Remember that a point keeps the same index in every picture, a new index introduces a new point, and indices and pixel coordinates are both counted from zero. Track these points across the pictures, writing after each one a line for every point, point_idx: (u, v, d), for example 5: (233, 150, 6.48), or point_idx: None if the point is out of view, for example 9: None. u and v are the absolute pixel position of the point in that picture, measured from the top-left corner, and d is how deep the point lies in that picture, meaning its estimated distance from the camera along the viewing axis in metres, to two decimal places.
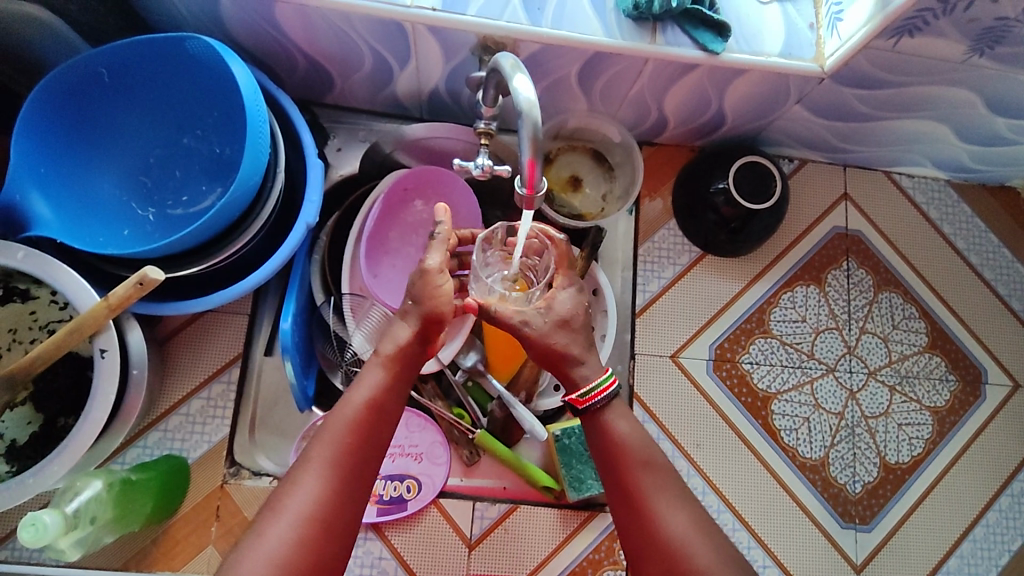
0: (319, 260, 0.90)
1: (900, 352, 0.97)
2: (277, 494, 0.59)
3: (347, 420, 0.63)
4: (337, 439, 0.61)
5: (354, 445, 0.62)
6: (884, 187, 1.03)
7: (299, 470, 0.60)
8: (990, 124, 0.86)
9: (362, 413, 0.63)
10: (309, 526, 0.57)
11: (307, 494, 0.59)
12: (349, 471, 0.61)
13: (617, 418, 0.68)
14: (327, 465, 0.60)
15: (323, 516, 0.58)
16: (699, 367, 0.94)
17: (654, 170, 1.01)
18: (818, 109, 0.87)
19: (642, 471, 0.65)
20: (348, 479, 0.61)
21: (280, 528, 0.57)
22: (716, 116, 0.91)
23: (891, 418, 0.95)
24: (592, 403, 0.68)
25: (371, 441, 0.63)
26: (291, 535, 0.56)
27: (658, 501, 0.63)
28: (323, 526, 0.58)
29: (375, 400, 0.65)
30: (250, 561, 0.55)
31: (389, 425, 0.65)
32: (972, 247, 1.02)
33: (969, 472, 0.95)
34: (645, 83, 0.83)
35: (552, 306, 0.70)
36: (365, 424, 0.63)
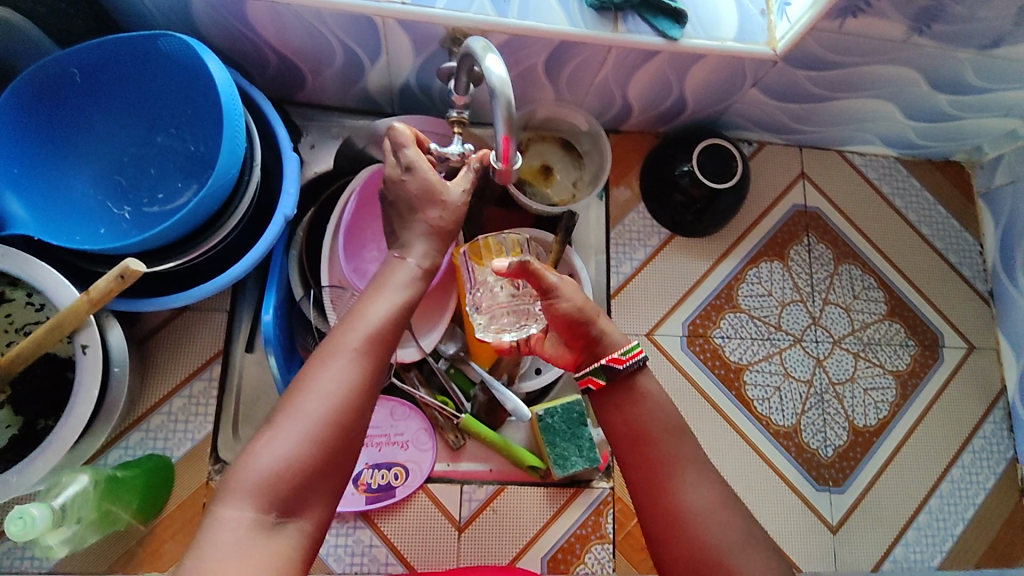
0: (296, 254, 0.90)
1: (863, 321, 1.02)
2: (303, 377, 0.56)
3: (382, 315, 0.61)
4: (375, 329, 0.60)
5: (386, 336, 0.60)
6: (838, 165, 1.08)
7: (327, 355, 0.58)
8: (933, 101, 0.92)
9: (398, 309, 0.62)
10: (344, 413, 0.55)
11: (341, 375, 0.56)
12: (377, 366, 0.59)
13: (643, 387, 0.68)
14: (361, 351, 0.58)
15: (356, 401, 0.56)
16: (673, 343, 0.97)
17: (622, 157, 1.05)
18: (774, 91, 0.91)
19: (665, 441, 0.64)
20: (379, 370, 0.59)
21: (312, 407, 0.54)
22: (678, 102, 0.96)
23: (857, 383, 0.99)
24: (632, 361, 0.67)
25: (399, 339, 0.62)
26: (322, 416, 0.54)
27: (681, 471, 0.63)
28: (354, 409, 0.56)
29: (407, 298, 0.63)
30: (284, 435, 0.53)
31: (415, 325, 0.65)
32: (923, 219, 1.08)
33: (932, 431, 0.99)
34: (610, 71, 0.87)
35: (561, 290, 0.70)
36: (399, 322, 0.62)
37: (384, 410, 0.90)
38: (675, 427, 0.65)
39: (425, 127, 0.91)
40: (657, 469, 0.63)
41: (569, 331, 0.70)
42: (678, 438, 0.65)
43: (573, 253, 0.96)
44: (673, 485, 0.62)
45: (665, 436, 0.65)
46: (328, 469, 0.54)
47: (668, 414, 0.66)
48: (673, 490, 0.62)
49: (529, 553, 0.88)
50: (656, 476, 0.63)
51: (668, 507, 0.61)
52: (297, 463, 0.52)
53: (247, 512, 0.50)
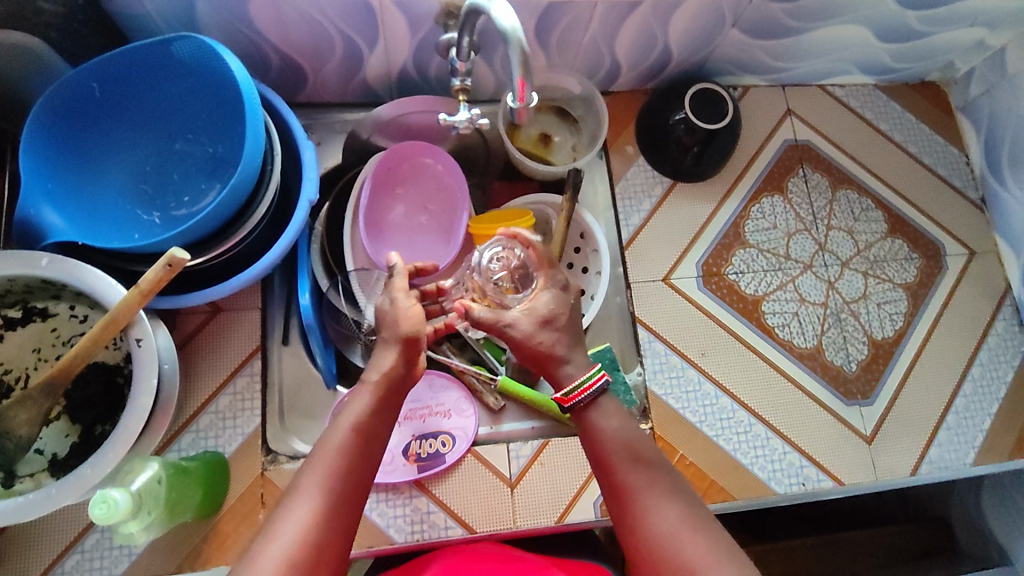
0: (318, 247, 0.93)
1: (866, 240, 1.06)
2: (267, 523, 0.56)
3: (338, 440, 0.62)
4: (332, 458, 0.60)
5: (349, 464, 0.60)
6: (822, 99, 1.13)
7: (289, 498, 0.58)
8: (902, 19, 0.97)
9: (352, 435, 0.62)
10: (305, 554, 0.54)
11: (300, 515, 0.56)
12: (343, 495, 0.58)
13: (601, 416, 0.69)
14: (320, 487, 0.58)
15: (318, 539, 0.55)
16: (690, 285, 1.01)
17: (615, 117, 1.09)
18: (752, 30, 0.96)
19: (629, 469, 0.64)
20: (344, 500, 0.58)
21: (273, 552, 0.54)
22: (663, 54, 1.00)
23: (870, 299, 1.04)
24: (578, 399, 0.70)
25: (364, 465, 0.61)
26: (285, 561, 0.53)
27: (647, 496, 0.62)
28: (318, 551, 0.55)
29: (366, 420, 0.64)
30: None
31: (380, 448, 0.64)
32: (909, 138, 1.13)
33: (949, 334, 1.03)
34: (596, 28, 0.92)
35: (535, 307, 0.75)
36: (355, 447, 0.62)
37: (424, 383, 0.92)
38: (635, 454, 0.65)
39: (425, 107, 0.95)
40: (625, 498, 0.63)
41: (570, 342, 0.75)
42: (639, 466, 0.65)
43: (583, 211, 1.00)
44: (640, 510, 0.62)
45: (628, 465, 0.65)
46: None
47: (628, 439, 0.67)
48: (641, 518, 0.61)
49: (583, 499, 0.88)
50: (622, 505, 0.63)
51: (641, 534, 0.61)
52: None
53: None
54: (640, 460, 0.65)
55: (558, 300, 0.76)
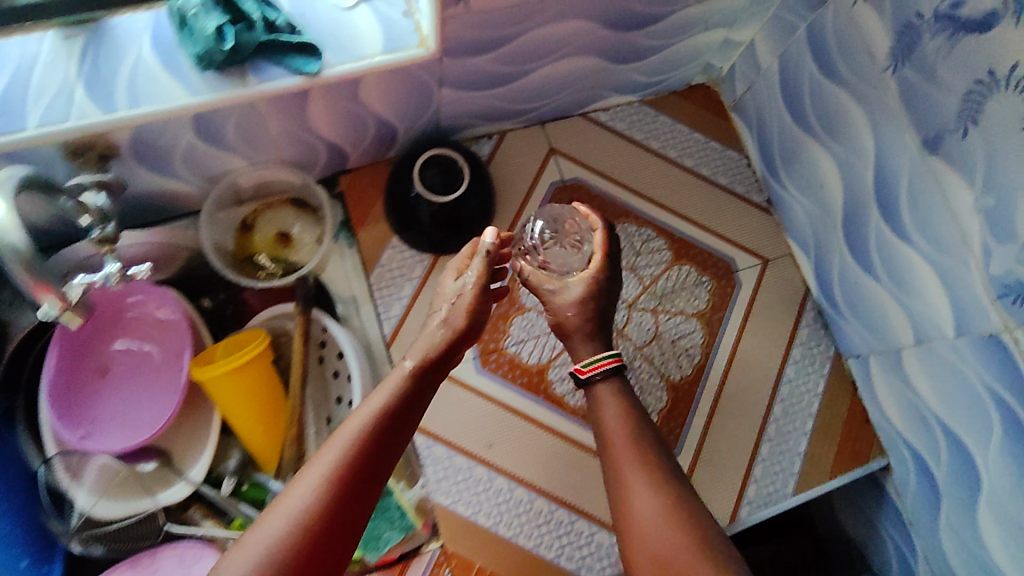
0: (26, 429, 0.82)
1: (651, 275, 0.99)
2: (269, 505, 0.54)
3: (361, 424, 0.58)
4: (347, 443, 0.56)
5: (365, 453, 0.56)
6: (585, 128, 1.04)
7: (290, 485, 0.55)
8: (627, 41, 0.88)
9: (374, 420, 0.58)
10: (295, 548, 0.51)
11: (296, 506, 0.53)
12: (360, 482, 0.55)
13: (604, 398, 0.71)
14: (330, 474, 0.54)
15: (311, 530, 0.52)
16: (466, 370, 0.92)
17: (357, 197, 0.97)
18: (465, 85, 0.86)
19: (630, 453, 0.66)
20: (353, 488, 0.55)
21: (257, 545, 0.51)
22: (381, 127, 0.89)
23: (663, 339, 0.97)
24: (594, 370, 0.71)
25: (384, 453, 0.57)
26: (267, 554, 0.51)
27: (637, 480, 0.64)
28: (301, 550, 0.51)
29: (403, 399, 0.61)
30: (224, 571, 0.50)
31: (403, 439, 0.59)
32: (684, 152, 1.06)
33: (751, 357, 0.99)
34: (276, 122, 0.79)
35: (568, 288, 0.75)
36: (384, 430, 0.58)
37: (171, 560, 0.80)
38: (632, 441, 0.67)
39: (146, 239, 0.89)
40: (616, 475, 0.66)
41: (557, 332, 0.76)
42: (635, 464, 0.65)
43: (322, 316, 0.89)
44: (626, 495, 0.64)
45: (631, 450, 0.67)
46: None
47: (630, 428, 0.68)
48: (627, 504, 0.63)
49: None
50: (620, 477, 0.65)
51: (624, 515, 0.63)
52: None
53: None
54: (642, 452, 0.66)
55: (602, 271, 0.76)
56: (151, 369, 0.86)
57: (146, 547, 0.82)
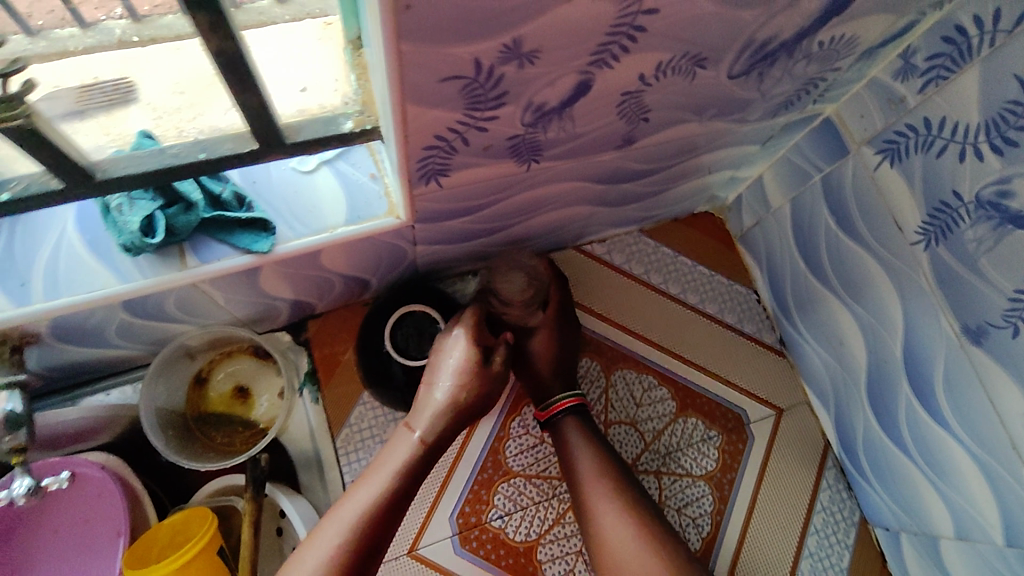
0: None
1: (653, 430, 0.89)
2: (298, 556, 0.66)
3: (368, 498, 0.68)
4: (355, 514, 0.67)
5: (371, 526, 0.67)
6: (578, 262, 0.96)
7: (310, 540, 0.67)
8: (622, 190, 0.80)
9: (381, 496, 0.68)
10: None
11: (317, 561, 0.64)
12: (367, 545, 0.66)
13: (570, 430, 0.80)
14: (344, 535, 0.66)
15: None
16: (444, 550, 0.81)
17: (325, 343, 0.89)
18: (443, 241, 0.77)
19: (599, 489, 0.75)
20: (365, 545, 0.66)
21: None
22: (350, 281, 0.80)
23: (668, 506, 0.87)
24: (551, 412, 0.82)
25: (392, 516, 0.69)
26: None
27: (603, 513, 0.74)
28: None
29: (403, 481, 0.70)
30: None
31: (408, 502, 0.71)
32: (686, 287, 0.97)
33: (767, 524, 0.88)
34: (227, 293, 0.71)
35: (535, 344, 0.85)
36: (391, 500, 0.69)
37: None
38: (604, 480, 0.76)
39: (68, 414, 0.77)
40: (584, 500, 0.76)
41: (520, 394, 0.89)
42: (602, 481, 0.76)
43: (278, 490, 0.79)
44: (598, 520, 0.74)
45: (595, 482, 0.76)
46: None
47: (604, 471, 0.76)
48: (600, 536, 0.73)
49: None
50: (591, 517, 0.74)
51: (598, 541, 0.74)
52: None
53: None
54: (611, 487, 0.75)
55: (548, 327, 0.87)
56: (77, 561, 0.76)
57: None
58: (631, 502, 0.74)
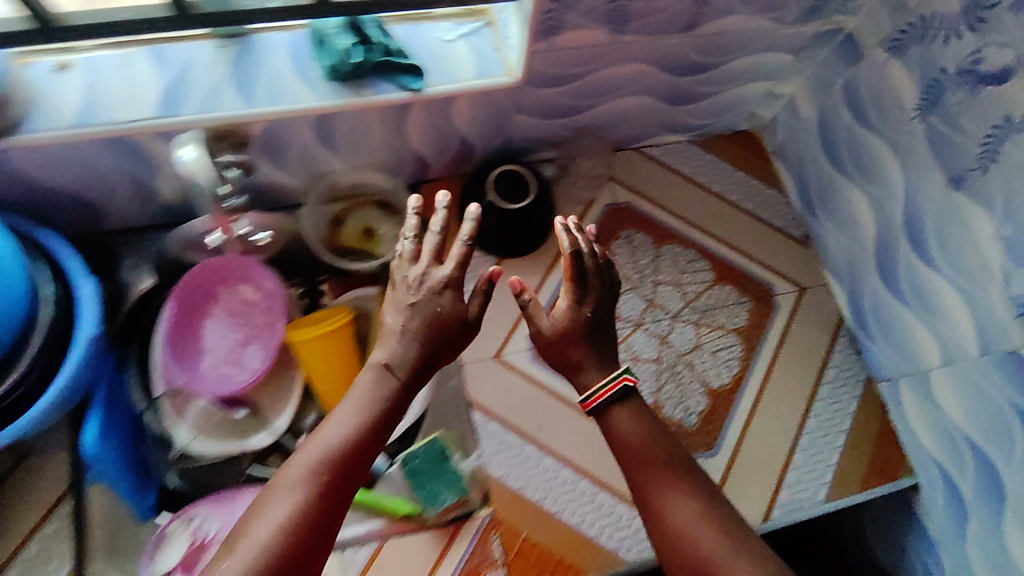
0: (134, 373, 0.94)
1: (695, 291, 1.08)
2: (261, 503, 0.63)
3: (325, 448, 0.67)
4: (314, 460, 0.66)
5: (329, 481, 0.65)
6: (638, 161, 1.15)
7: (268, 496, 0.64)
8: (681, 84, 1.01)
9: (337, 450, 0.67)
10: (293, 540, 0.61)
11: (281, 509, 0.62)
12: (332, 495, 0.64)
13: (620, 413, 0.76)
14: (297, 489, 0.63)
15: (302, 525, 0.62)
16: (522, 359, 1.03)
17: (432, 206, 1.10)
18: (539, 112, 0.99)
19: (648, 468, 0.73)
20: (333, 490, 0.65)
21: (262, 527, 0.61)
22: (462, 142, 1.03)
23: (704, 349, 1.05)
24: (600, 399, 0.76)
25: (349, 474, 0.66)
26: (266, 540, 0.60)
27: (664, 496, 0.71)
28: (302, 534, 0.62)
29: (358, 435, 0.68)
30: (245, 544, 0.60)
31: (372, 459, 0.69)
32: (727, 186, 1.17)
33: (786, 373, 1.06)
34: (381, 128, 0.94)
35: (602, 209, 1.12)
36: (349, 453, 0.67)
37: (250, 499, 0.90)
38: (647, 458, 0.73)
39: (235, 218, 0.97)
40: (641, 490, 0.72)
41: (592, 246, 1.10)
42: (655, 459, 0.73)
43: None
44: (658, 499, 0.71)
45: (643, 464, 0.73)
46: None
47: (648, 446, 0.74)
48: (663, 511, 0.70)
49: None
50: (649, 505, 0.71)
51: (661, 525, 0.69)
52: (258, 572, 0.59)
53: None
54: (654, 460, 0.73)
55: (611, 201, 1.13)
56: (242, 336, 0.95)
57: (228, 484, 0.92)
58: (684, 473, 0.72)
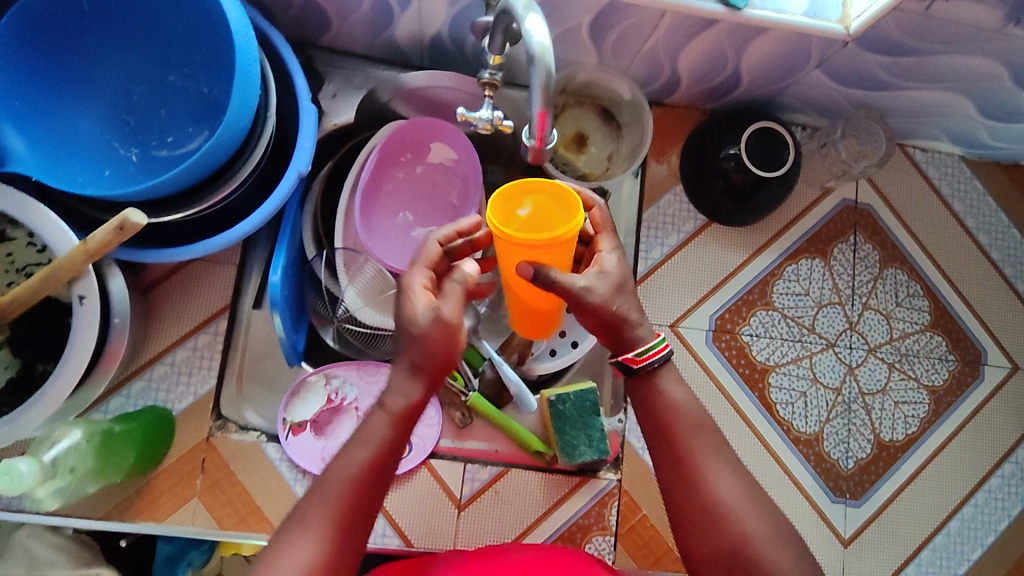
0: (311, 211, 0.87)
1: (902, 331, 0.96)
2: (271, 555, 0.53)
3: (347, 483, 0.56)
4: (336, 498, 0.55)
5: (349, 516, 0.55)
6: (899, 164, 0.99)
7: (288, 535, 0.54)
8: (1014, 98, 0.82)
9: (356, 482, 0.56)
10: None
11: (303, 558, 0.53)
12: (344, 550, 0.55)
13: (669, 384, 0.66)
14: (318, 536, 0.54)
15: None
16: (698, 337, 0.92)
17: (660, 134, 0.96)
18: (838, 74, 0.82)
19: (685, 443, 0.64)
20: (345, 543, 0.55)
21: None
22: (731, 79, 0.86)
23: (888, 395, 0.94)
24: (649, 361, 0.65)
25: (368, 506, 0.57)
26: None
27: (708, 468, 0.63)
28: None
29: (375, 465, 0.57)
30: None
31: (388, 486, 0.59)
32: (981, 225, 1.00)
33: (962, 451, 0.95)
34: (661, 37, 0.78)
35: (824, 209, 0.96)
36: (367, 488, 0.56)
37: None
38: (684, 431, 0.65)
39: (455, 85, 0.86)
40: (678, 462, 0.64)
41: (817, 242, 0.96)
42: (697, 427, 0.64)
43: None
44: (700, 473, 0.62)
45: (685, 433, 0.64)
46: None
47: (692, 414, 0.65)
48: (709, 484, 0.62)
49: (529, 537, 0.86)
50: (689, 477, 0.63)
51: (698, 495, 0.62)
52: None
53: None
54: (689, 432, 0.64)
55: (839, 199, 0.97)
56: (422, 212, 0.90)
57: (374, 356, 0.88)
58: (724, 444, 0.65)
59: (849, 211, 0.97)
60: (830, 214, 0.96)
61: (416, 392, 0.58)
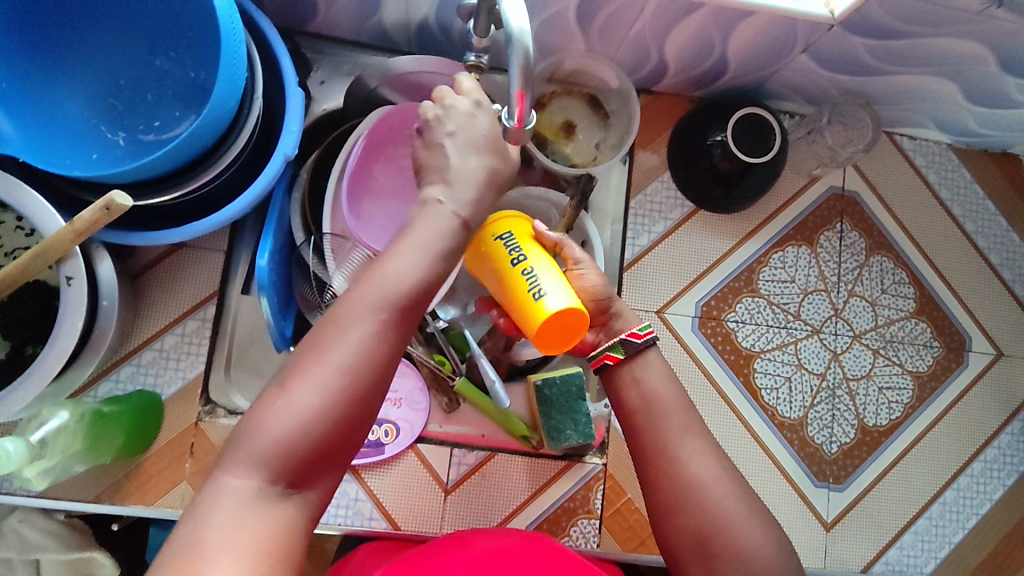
0: (299, 198, 0.87)
1: (888, 317, 0.96)
2: (322, 335, 0.54)
3: (400, 277, 0.56)
4: (392, 291, 0.56)
5: (403, 310, 0.56)
6: (886, 152, 0.99)
7: (341, 319, 0.55)
8: (1000, 83, 0.82)
9: (413, 282, 0.56)
10: (357, 383, 0.54)
11: (354, 343, 0.54)
12: (397, 339, 0.56)
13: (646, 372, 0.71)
14: (374, 322, 0.55)
15: (369, 372, 0.54)
16: (684, 323, 0.93)
17: (648, 121, 0.96)
18: (824, 59, 0.82)
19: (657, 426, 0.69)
20: (396, 339, 0.56)
21: (327, 372, 0.53)
22: (718, 65, 0.86)
23: (873, 380, 0.95)
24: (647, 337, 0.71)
25: (420, 308, 0.57)
26: (335, 386, 0.53)
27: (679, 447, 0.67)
28: (368, 384, 0.54)
29: (420, 283, 0.57)
30: (307, 380, 0.53)
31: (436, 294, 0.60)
32: (968, 213, 1.00)
33: (946, 436, 0.96)
34: (648, 21, 0.78)
35: (811, 197, 0.97)
36: (421, 289, 0.57)
37: None
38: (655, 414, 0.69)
39: (441, 70, 0.85)
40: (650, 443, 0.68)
41: (804, 230, 0.96)
42: (677, 415, 0.69)
43: (587, 217, 0.89)
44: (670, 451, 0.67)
45: (658, 413, 0.69)
46: (349, 426, 0.54)
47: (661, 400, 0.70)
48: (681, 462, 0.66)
49: (514, 521, 0.87)
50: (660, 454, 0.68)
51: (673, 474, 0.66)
52: (305, 433, 0.52)
53: (252, 480, 0.50)
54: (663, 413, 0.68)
55: (827, 187, 0.98)
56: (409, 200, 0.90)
57: None
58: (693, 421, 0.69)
59: (836, 198, 0.97)
60: (817, 201, 0.97)
61: (476, 190, 0.61)
